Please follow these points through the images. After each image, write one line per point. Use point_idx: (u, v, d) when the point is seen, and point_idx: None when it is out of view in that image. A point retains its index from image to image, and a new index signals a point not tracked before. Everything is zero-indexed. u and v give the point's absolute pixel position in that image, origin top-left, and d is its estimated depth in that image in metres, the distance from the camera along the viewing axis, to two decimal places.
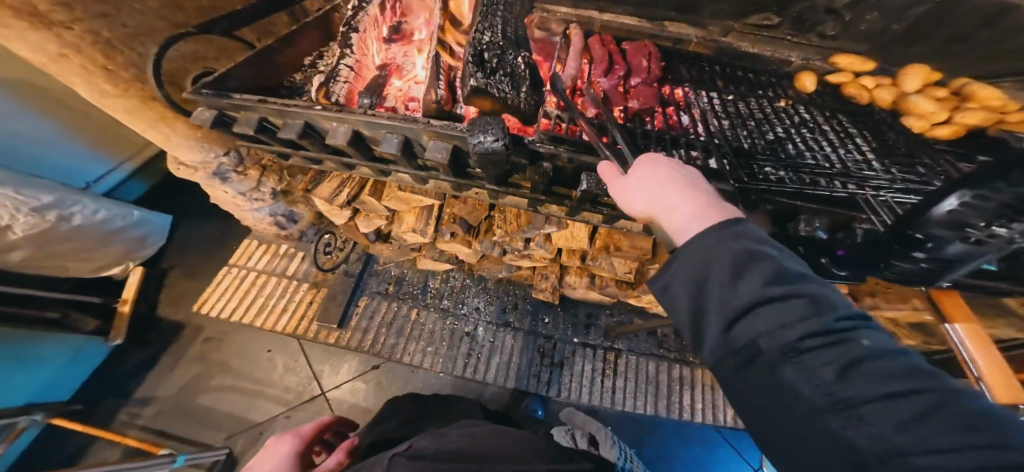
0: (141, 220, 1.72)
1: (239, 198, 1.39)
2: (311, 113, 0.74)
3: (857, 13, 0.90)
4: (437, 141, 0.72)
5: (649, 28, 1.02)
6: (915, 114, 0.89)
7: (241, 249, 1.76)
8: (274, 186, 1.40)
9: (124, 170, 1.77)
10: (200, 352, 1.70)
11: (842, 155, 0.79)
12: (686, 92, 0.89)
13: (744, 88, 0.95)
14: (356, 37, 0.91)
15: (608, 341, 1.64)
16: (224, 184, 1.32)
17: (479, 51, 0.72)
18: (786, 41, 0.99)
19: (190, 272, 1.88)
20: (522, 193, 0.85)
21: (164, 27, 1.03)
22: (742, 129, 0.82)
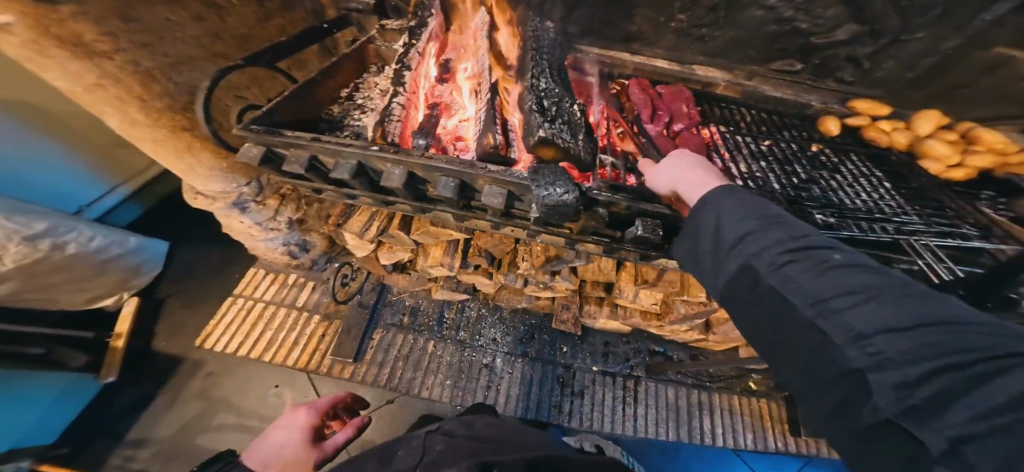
0: (137, 247, 1.60)
1: (254, 228, 1.33)
2: (368, 155, 0.74)
3: (875, 62, 0.97)
4: (493, 187, 0.72)
5: (678, 71, 1.08)
6: (932, 157, 0.94)
7: (247, 278, 1.70)
8: (292, 215, 1.38)
9: (120, 192, 1.69)
10: (200, 388, 1.56)
11: (870, 198, 0.84)
12: (719, 131, 0.96)
13: (768, 129, 1.01)
14: (409, 76, 0.89)
15: (627, 368, 1.62)
16: (243, 214, 1.27)
17: (538, 98, 0.75)
18: (804, 85, 1.06)
19: (190, 299, 1.75)
20: (565, 233, 0.85)
21: (204, 58, 1.02)
22: (776, 172, 0.87)
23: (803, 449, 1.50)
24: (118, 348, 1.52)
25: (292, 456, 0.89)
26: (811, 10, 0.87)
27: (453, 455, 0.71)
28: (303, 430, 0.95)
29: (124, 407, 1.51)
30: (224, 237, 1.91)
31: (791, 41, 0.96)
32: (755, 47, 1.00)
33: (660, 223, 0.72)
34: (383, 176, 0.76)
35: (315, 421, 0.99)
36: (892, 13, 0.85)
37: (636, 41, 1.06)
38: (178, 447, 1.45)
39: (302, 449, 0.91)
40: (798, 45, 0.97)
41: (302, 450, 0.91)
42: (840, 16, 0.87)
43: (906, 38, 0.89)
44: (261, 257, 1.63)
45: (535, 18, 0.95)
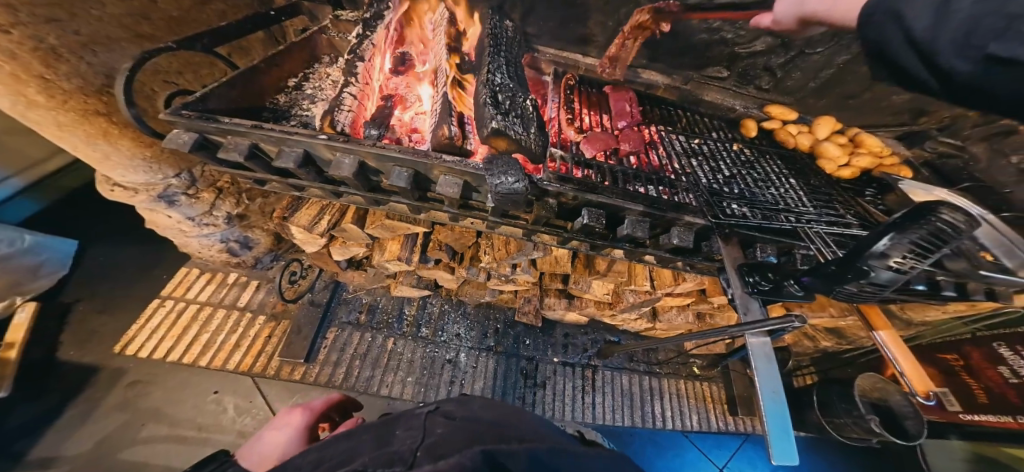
0: (36, 245, 1.40)
1: (186, 223, 1.22)
2: (314, 143, 0.71)
3: (785, 72, 1.12)
4: (449, 177, 0.73)
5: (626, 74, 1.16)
6: (826, 157, 1.10)
7: (178, 278, 1.54)
8: (230, 210, 1.27)
9: (10, 185, 1.47)
10: (122, 400, 1.36)
11: (777, 192, 0.97)
12: (658, 131, 1.05)
13: (700, 130, 1.12)
14: (361, 66, 0.88)
15: (585, 358, 1.72)
16: (170, 208, 1.15)
17: (493, 92, 0.77)
18: (731, 91, 1.19)
19: (106, 303, 1.53)
20: (519, 223, 0.89)
21: (128, 39, 0.92)
22: (706, 168, 0.98)
23: (741, 426, 1.67)
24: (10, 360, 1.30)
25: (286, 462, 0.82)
26: (735, 23, 1.00)
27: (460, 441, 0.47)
28: (298, 432, 0.87)
29: (15, 428, 1.27)
30: (152, 234, 1.72)
31: (720, 49, 1.08)
32: (691, 55, 1.11)
33: (603, 213, 0.78)
34: (332, 166, 0.73)
35: (312, 423, 0.91)
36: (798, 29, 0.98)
37: (589, 44, 1.13)
38: (91, 467, 1.24)
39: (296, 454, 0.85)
40: (726, 54, 1.09)
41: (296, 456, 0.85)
42: (758, 29, 1.00)
43: (809, 52, 1.04)
44: (195, 255, 1.49)
45: (493, 16, 0.97)
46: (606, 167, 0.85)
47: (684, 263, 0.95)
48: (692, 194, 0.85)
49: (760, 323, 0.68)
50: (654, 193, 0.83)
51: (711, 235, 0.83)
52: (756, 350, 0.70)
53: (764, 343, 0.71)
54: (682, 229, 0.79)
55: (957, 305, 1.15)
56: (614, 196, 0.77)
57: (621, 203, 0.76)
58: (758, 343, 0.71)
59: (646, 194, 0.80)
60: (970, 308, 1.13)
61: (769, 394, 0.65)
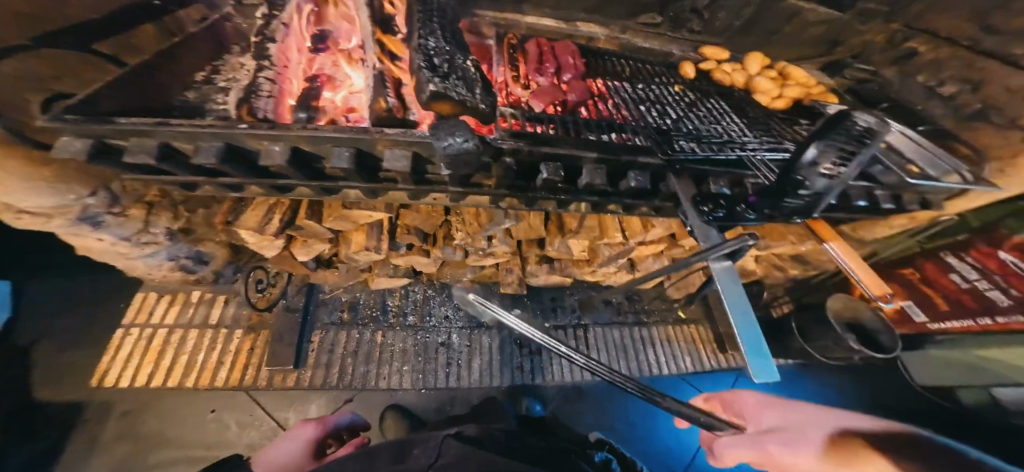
0: None
1: (120, 245, 1.04)
2: (236, 133, 0.64)
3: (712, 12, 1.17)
4: (395, 150, 0.70)
5: (565, 28, 1.15)
6: (760, 92, 1.15)
7: (136, 304, 1.45)
8: (169, 226, 1.08)
9: None
10: (113, 434, 1.31)
11: (723, 127, 1.02)
12: (608, 82, 1.07)
13: (643, 77, 1.14)
14: (273, 48, 0.88)
15: (575, 319, 1.78)
16: (97, 231, 0.95)
17: (428, 56, 0.74)
18: (666, 36, 1.23)
19: (62, 346, 1.43)
20: (484, 190, 0.89)
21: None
22: (652, 112, 1.00)
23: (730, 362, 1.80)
24: None
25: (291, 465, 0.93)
26: None
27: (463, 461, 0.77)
28: (307, 442, 0.99)
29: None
30: (97, 265, 1.60)
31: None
32: (620, 4, 1.14)
33: (561, 165, 0.79)
34: (264, 156, 0.68)
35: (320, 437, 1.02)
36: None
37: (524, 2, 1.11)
38: None
39: (301, 462, 0.95)
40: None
41: (300, 463, 0.95)
42: None
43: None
44: (147, 278, 1.40)
45: None
46: (556, 120, 0.84)
47: (648, 207, 1.00)
48: (642, 135, 0.87)
49: (717, 247, 0.69)
50: (606, 139, 0.84)
51: (665, 175, 0.86)
52: (719, 274, 0.75)
53: (727, 266, 0.76)
54: (635, 173, 0.82)
55: (901, 220, 1.25)
56: (568, 146, 0.77)
57: (578, 152, 0.76)
58: (721, 268, 0.76)
59: (597, 140, 0.81)
60: (911, 221, 1.23)
61: (740, 315, 0.68)
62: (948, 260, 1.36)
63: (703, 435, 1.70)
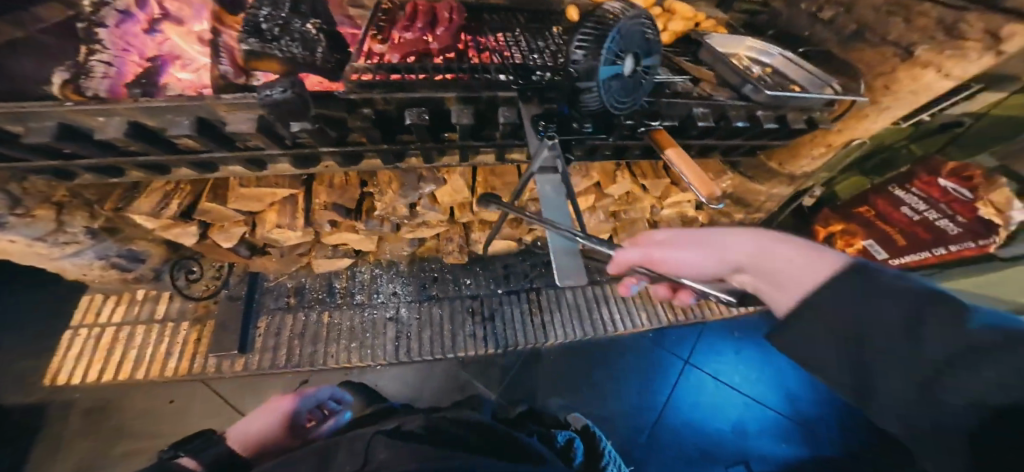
0: None
1: (39, 245, 1.09)
2: (58, 110, 0.69)
3: None
4: (237, 113, 0.76)
5: None
6: None
7: (84, 305, 1.52)
8: (88, 224, 1.15)
9: None
10: (70, 432, 1.39)
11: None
12: (502, 37, 0.98)
13: (535, 19, 1.09)
14: (106, 33, 0.93)
15: (528, 283, 1.82)
16: (1, 232, 0.99)
17: (258, 22, 0.77)
18: None
19: (14, 355, 1.47)
20: (364, 148, 0.93)
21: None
22: (530, 51, 0.95)
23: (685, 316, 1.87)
24: None
25: (260, 435, 1.22)
26: None
27: (401, 455, 0.59)
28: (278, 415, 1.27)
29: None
30: (41, 275, 1.63)
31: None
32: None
33: (425, 109, 0.83)
34: (100, 129, 0.74)
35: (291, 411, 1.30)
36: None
37: None
38: None
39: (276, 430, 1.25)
40: None
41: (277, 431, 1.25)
42: None
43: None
44: (88, 281, 1.44)
45: None
46: (421, 66, 0.83)
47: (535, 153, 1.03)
48: (508, 72, 0.84)
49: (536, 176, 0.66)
50: (466, 78, 0.82)
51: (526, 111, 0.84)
52: (543, 189, 0.68)
53: (554, 182, 0.69)
54: (506, 108, 0.84)
55: (819, 150, 1.26)
56: (426, 90, 0.79)
57: (428, 94, 0.80)
58: (546, 181, 0.69)
59: (457, 79, 0.81)
60: (829, 150, 1.24)
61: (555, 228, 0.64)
62: (896, 193, 1.44)
63: (674, 387, 1.79)
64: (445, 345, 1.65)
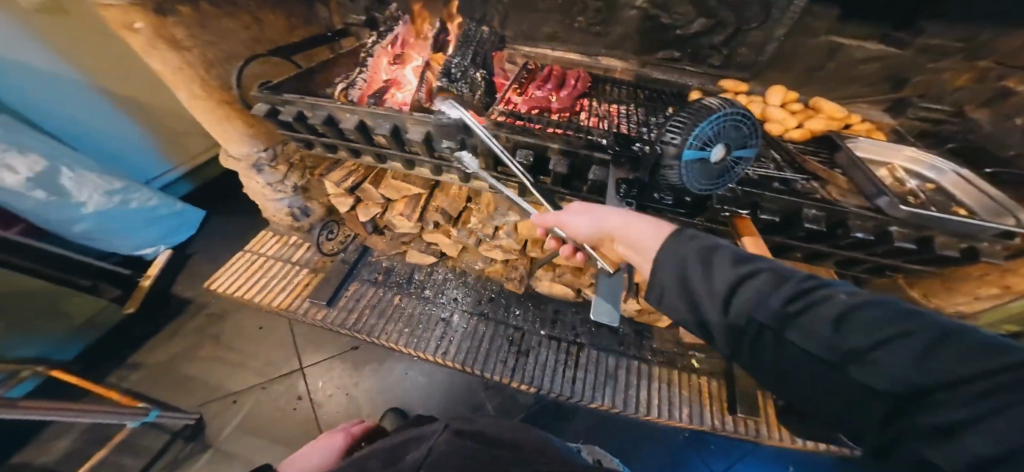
0: (180, 211, 1.95)
1: (266, 188, 1.59)
2: (334, 106, 1.04)
3: (731, 48, 1.09)
4: (418, 128, 1.03)
5: (586, 61, 1.22)
6: (773, 121, 1.11)
7: (258, 237, 1.95)
8: (297, 182, 1.63)
9: (177, 171, 2.09)
10: (198, 326, 1.83)
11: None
12: (613, 109, 1.07)
13: (649, 99, 1.13)
14: (371, 59, 1.20)
15: (572, 335, 1.80)
16: (258, 174, 1.53)
17: (449, 69, 1.04)
18: (684, 68, 1.16)
19: (203, 252, 2.04)
20: (481, 171, 1.14)
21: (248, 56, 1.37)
22: (634, 124, 1.02)
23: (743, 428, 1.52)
24: (144, 286, 1.79)
25: None
26: (666, 7, 1.04)
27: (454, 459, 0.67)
28: None
29: (121, 341, 1.76)
30: (236, 204, 2.24)
31: (664, 34, 1.11)
32: (637, 42, 1.16)
33: (532, 153, 0.99)
34: (343, 121, 1.06)
35: None
36: (726, 7, 0.99)
37: (553, 41, 1.26)
38: (162, 373, 1.71)
39: None
40: (671, 38, 1.11)
41: None
42: (689, 12, 1.03)
43: (746, 29, 1.02)
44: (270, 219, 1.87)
45: (471, 24, 1.25)
46: (546, 120, 1.00)
47: None
48: (605, 137, 0.93)
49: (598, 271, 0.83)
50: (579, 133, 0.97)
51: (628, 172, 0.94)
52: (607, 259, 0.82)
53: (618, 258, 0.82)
54: (599, 167, 0.96)
55: (990, 289, 0.99)
56: (540, 137, 0.97)
57: (547, 141, 0.97)
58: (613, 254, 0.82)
59: (562, 135, 0.96)
60: (1007, 293, 0.96)
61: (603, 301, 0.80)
62: None
63: None
64: (479, 360, 1.72)
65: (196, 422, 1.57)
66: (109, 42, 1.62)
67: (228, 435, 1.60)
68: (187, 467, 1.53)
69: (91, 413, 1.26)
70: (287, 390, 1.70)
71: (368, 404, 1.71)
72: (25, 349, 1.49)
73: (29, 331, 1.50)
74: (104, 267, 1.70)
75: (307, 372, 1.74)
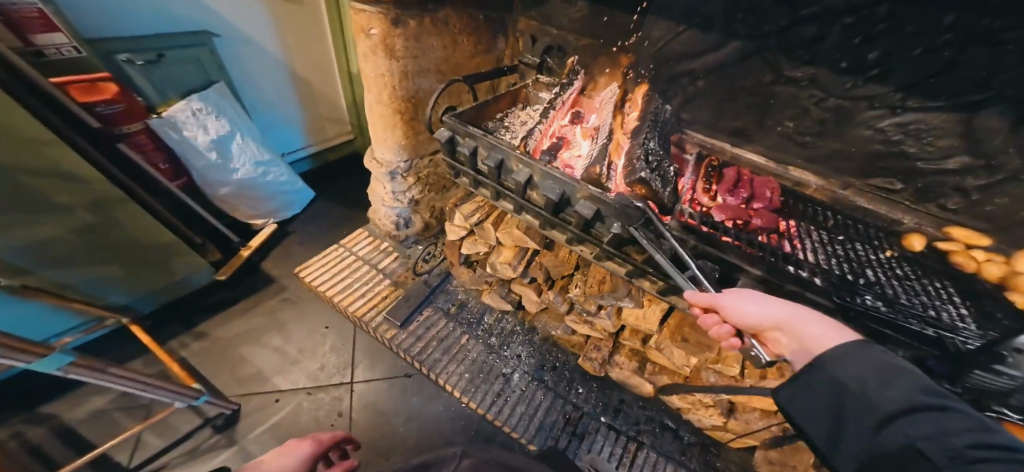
0: (298, 191, 2.14)
1: (389, 194, 1.70)
2: (511, 154, 1.02)
3: (984, 194, 0.90)
4: (586, 202, 0.94)
5: (772, 168, 1.19)
6: (1021, 292, 0.83)
7: (353, 235, 2.01)
8: (414, 196, 1.73)
9: (307, 151, 2.35)
10: (271, 308, 1.86)
11: (947, 315, 0.79)
12: (810, 232, 1.00)
13: (852, 233, 1.03)
14: (552, 113, 1.22)
15: (633, 430, 1.52)
16: (390, 181, 1.64)
17: (646, 154, 0.98)
18: (903, 205, 1.04)
19: (303, 232, 2.15)
20: (630, 260, 1.01)
21: (431, 72, 1.39)
22: (839, 261, 0.92)
23: None
24: (243, 256, 1.92)
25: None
26: (921, 136, 0.92)
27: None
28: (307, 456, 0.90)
29: (194, 307, 1.81)
30: (339, 199, 2.34)
31: (896, 162, 0.99)
32: (854, 161, 1.06)
33: (718, 268, 0.88)
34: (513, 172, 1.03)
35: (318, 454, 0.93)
36: (1012, 153, 0.82)
37: (738, 136, 1.22)
38: (216, 353, 1.68)
39: None
40: (903, 168, 0.99)
41: None
42: (953, 147, 0.89)
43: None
44: (373, 219, 1.97)
45: (657, 101, 1.20)
46: (738, 234, 0.92)
47: None
48: (818, 274, 0.84)
49: None
50: (773, 258, 0.86)
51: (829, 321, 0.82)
52: None
53: None
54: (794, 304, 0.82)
55: None
56: (727, 253, 0.86)
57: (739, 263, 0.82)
58: None
59: (759, 254, 0.86)
60: None
61: None
62: None
63: None
64: (528, 429, 1.50)
65: (232, 413, 1.49)
66: (311, 38, 2.00)
67: (256, 437, 1.48)
68: (207, 460, 1.43)
69: (155, 387, 1.24)
70: (332, 401, 1.59)
71: (400, 443, 1.50)
72: (119, 295, 1.54)
73: (135, 280, 1.56)
74: (218, 229, 1.88)
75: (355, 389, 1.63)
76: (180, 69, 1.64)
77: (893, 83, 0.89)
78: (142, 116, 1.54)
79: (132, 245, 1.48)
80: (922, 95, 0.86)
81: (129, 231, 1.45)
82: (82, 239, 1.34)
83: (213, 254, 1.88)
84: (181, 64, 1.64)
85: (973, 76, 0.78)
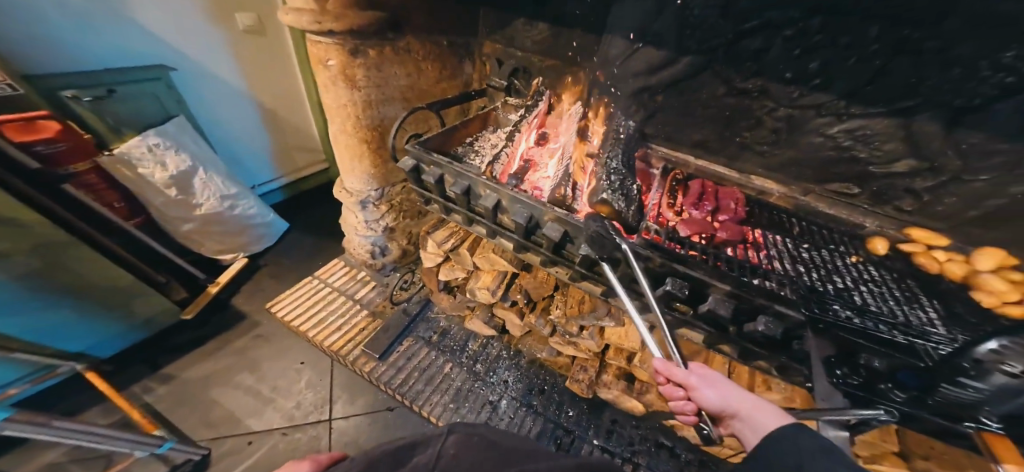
0: (269, 224, 2.09)
1: (362, 223, 1.66)
2: (478, 180, 1.02)
3: (935, 195, 0.94)
4: (554, 224, 0.94)
5: (736, 178, 1.19)
6: (984, 290, 0.83)
7: (328, 266, 1.97)
8: (389, 223, 1.69)
9: (278, 182, 2.31)
10: (242, 346, 1.77)
11: (915, 319, 0.79)
12: (777, 242, 1.00)
13: (818, 239, 1.03)
14: (518, 135, 1.23)
15: (627, 451, 1.47)
16: (361, 210, 1.62)
17: (608, 174, 1.00)
18: (863, 208, 1.05)
19: (274, 265, 2.07)
20: (603, 280, 0.99)
21: (397, 99, 1.39)
22: (807, 270, 0.92)
23: None
24: (211, 292, 1.85)
25: None
26: (869, 142, 0.94)
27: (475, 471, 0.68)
28: None
29: (158, 350, 1.70)
30: (313, 228, 2.29)
31: (848, 167, 1.02)
32: (811, 168, 1.08)
33: (686, 285, 0.87)
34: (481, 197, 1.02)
35: None
36: (951, 154, 0.85)
37: (702, 148, 1.24)
38: (181, 397, 1.58)
39: None
40: (856, 172, 1.01)
41: None
42: (898, 151, 0.92)
43: (969, 179, 0.87)
44: (347, 249, 1.94)
45: (620, 116, 1.19)
46: (704, 247, 0.92)
47: (765, 361, 0.95)
48: (787, 286, 0.83)
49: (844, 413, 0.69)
50: (742, 272, 0.86)
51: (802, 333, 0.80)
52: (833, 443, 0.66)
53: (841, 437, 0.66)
54: (766, 316, 0.81)
55: None
56: (693, 266, 0.85)
57: (705, 279, 0.82)
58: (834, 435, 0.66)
59: (726, 269, 0.85)
60: None
61: None
62: None
63: None
64: None
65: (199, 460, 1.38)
66: (274, 68, 2.01)
67: None
68: None
69: (111, 438, 1.15)
70: (310, 440, 1.50)
71: None
72: (75, 341, 1.44)
73: (92, 323, 1.47)
74: (183, 267, 1.80)
75: (334, 426, 1.54)
76: (134, 104, 1.59)
77: (835, 92, 0.92)
78: (90, 155, 1.48)
79: (86, 285, 1.40)
80: (862, 101, 0.90)
81: (83, 270, 1.38)
82: (29, 284, 1.26)
83: (178, 292, 1.80)
84: (135, 100, 1.59)
85: (903, 82, 0.82)
